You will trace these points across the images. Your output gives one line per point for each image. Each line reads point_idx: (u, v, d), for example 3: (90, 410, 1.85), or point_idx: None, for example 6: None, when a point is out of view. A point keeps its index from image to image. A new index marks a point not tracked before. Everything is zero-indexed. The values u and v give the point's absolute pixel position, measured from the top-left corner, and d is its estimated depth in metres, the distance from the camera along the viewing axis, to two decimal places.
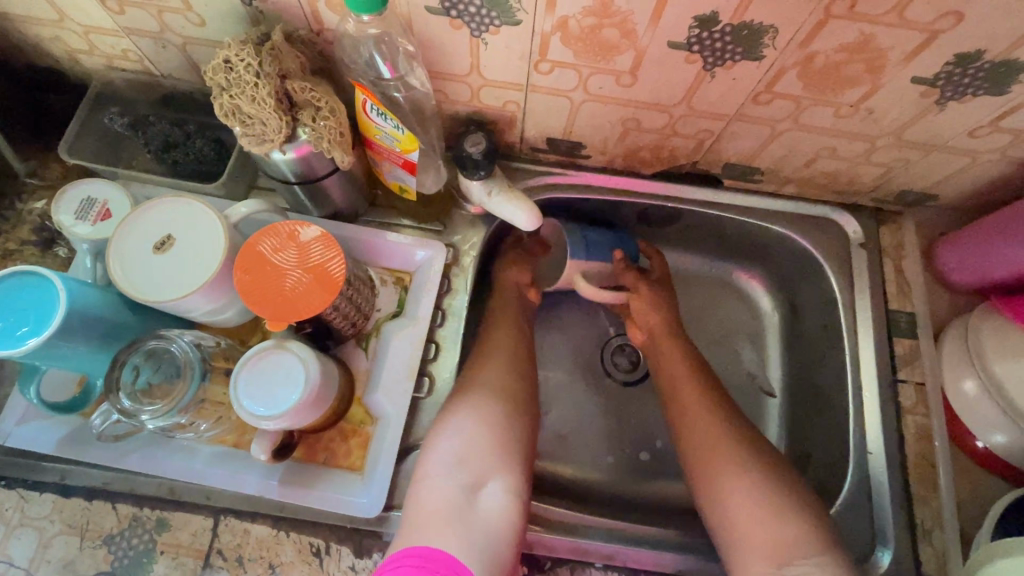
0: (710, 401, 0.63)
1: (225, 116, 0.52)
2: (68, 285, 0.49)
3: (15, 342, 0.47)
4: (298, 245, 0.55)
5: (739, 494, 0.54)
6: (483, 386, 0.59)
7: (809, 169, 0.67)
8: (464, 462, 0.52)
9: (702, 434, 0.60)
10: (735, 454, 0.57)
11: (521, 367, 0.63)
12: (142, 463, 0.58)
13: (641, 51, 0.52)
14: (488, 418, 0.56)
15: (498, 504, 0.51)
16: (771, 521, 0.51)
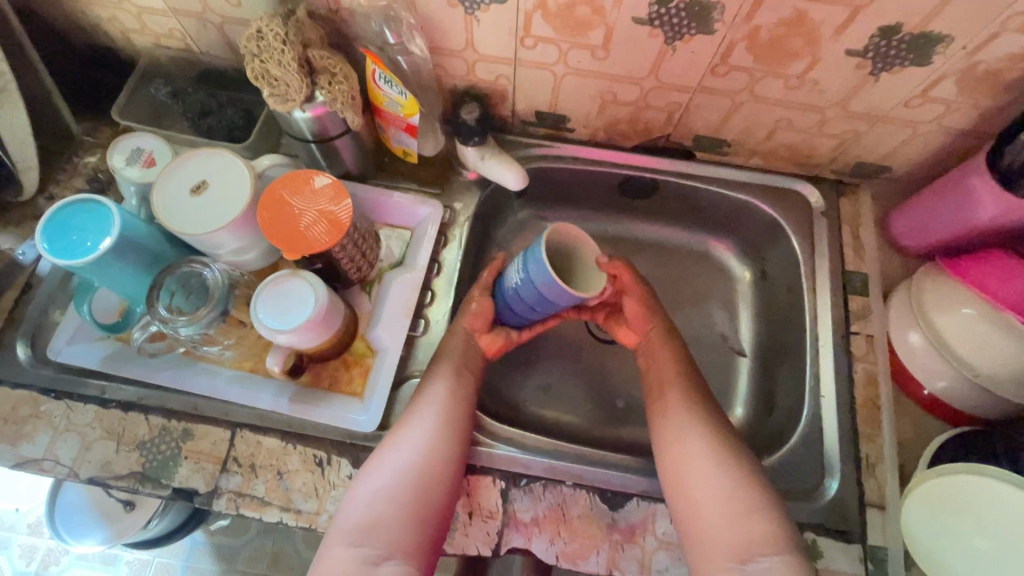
0: (696, 410, 0.64)
1: (256, 78, 0.61)
2: (122, 212, 0.58)
3: (76, 255, 0.56)
4: (313, 191, 0.65)
5: (710, 509, 0.57)
6: (401, 443, 0.60)
7: (770, 141, 0.75)
8: (370, 531, 0.55)
9: (681, 435, 0.62)
10: (711, 448, 0.60)
11: (456, 421, 0.63)
12: (175, 377, 0.67)
13: (610, 26, 0.60)
14: (403, 486, 0.57)
15: (398, 575, 0.54)
16: (739, 526, 0.55)
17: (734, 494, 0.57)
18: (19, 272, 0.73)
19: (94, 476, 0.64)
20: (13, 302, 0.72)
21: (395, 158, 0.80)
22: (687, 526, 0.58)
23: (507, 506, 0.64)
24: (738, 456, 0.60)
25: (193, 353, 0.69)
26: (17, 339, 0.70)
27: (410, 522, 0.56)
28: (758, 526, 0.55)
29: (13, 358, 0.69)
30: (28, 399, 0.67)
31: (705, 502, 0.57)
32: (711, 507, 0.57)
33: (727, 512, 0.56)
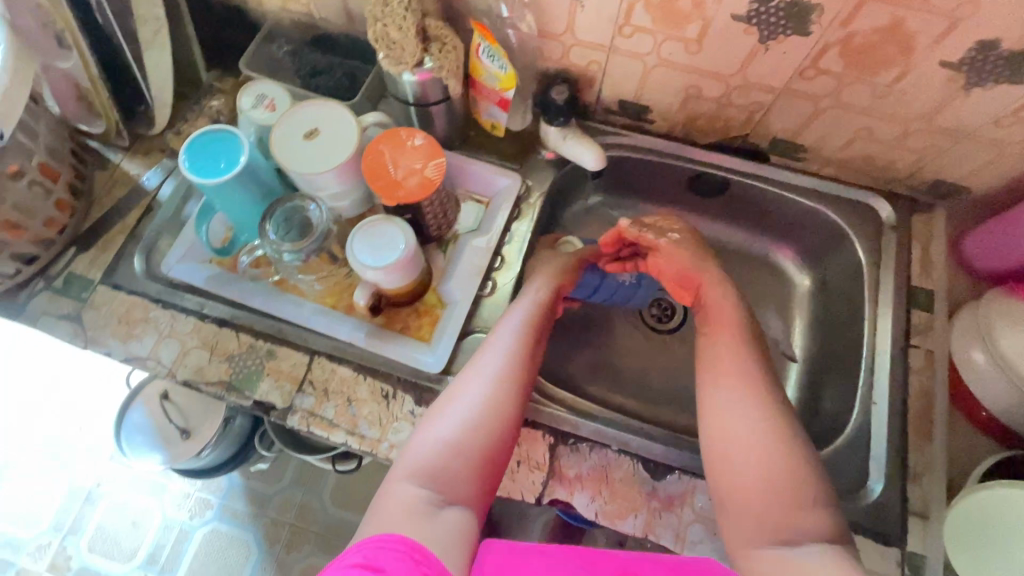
0: (751, 382, 0.60)
1: (375, 41, 0.68)
2: (249, 143, 0.65)
3: (212, 175, 0.63)
4: (410, 148, 0.70)
5: (749, 504, 0.54)
6: (470, 393, 0.60)
7: (848, 150, 0.76)
8: (434, 474, 0.54)
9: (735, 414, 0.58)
10: (765, 427, 0.57)
11: (519, 378, 0.62)
12: (267, 302, 0.75)
13: (708, 21, 0.64)
14: (466, 437, 0.57)
15: (461, 520, 0.52)
16: (789, 510, 0.53)
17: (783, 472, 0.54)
18: (142, 195, 0.82)
19: (188, 379, 0.72)
20: (134, 221, 0.81)
21: (480, 131, 0.86)
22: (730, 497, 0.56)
23: (554, 460, 0.67)
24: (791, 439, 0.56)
25: (284, 283, 0.76)
26: (135, 252, 0.79)
27: (469, 472, 0.55)
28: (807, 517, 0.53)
29: (130, 268, 0.78)
30: (139, 305, 0.76)
31: (755, 481, 0.54)
32: (759, 486, 0.54)
33: (783, 496, 0.53)
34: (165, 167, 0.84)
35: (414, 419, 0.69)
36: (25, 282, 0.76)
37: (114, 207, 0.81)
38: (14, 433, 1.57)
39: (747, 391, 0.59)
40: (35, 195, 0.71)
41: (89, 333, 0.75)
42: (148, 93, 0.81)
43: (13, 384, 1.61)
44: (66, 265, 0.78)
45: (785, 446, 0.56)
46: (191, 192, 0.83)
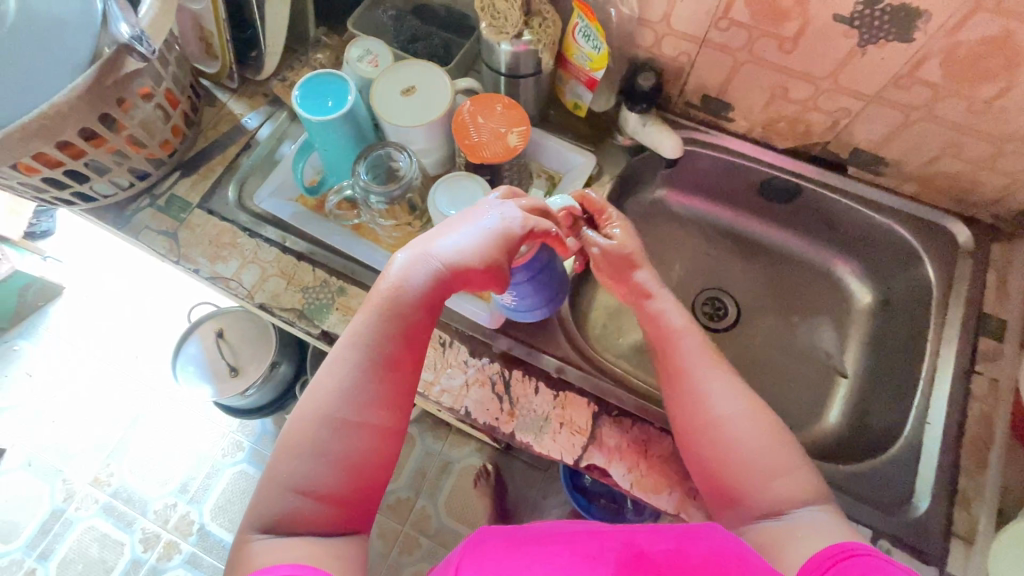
0: (717, 363, 0.65)
1: (480, 10, 0.72)
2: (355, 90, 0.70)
3: (321, 113, 0.68)
4: (495, 114, 0.73)
5: (744, 477, 0.59)
6: (337, 389, 0.58)
7: (932, 167, 0.76)
8: (312, 476, 0.55)
9: (712, 390, 0.63)
10: (746, 406, 0.62)
11: (384, 371, 0.59)
12: (344, 242, 0.79)
13: (808, 20, 0.65)
14: (343, 439, 0.57)
15: (344, 521, 0.56)
16: (779, 477, 0.58)
17: (775, 448, 0.60)
18: (242, 134, 0.89)
19: (264, 303, 0.77)
20: (232, 156, 0.88)
21: (559, 111, 0.89)
22: (724, 472, 0.60)
23: (596, 428, 0.69)
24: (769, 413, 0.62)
25: (362, 228, 0.81)
26: (229, 184, 0.85)
27: (354, 471, 0.57)
28: (789, 484, 0.58)
29: (224, 198, 0.85)
30: (228, 231, 0.82)
31: (752, 456, 0.59)
32: (754, 458, 0.59)
33: (771, 463, 0.59)
34: (265, 110, 0.91)
35: (467, 369, 0.73)
36: (133, 197, 0.84)
37: (217, 141, 0.88)
38: (81, 352, 1.70)
39: (717, 370, 0.64)
40: (156, 115, 0.77)
41: (182, 250, 0.81)
42: (262, 40, 0.88)
43: (86, 308, 1.74)
44: (169, 187, 0.85)
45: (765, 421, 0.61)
46: (286, 136, 0.90)
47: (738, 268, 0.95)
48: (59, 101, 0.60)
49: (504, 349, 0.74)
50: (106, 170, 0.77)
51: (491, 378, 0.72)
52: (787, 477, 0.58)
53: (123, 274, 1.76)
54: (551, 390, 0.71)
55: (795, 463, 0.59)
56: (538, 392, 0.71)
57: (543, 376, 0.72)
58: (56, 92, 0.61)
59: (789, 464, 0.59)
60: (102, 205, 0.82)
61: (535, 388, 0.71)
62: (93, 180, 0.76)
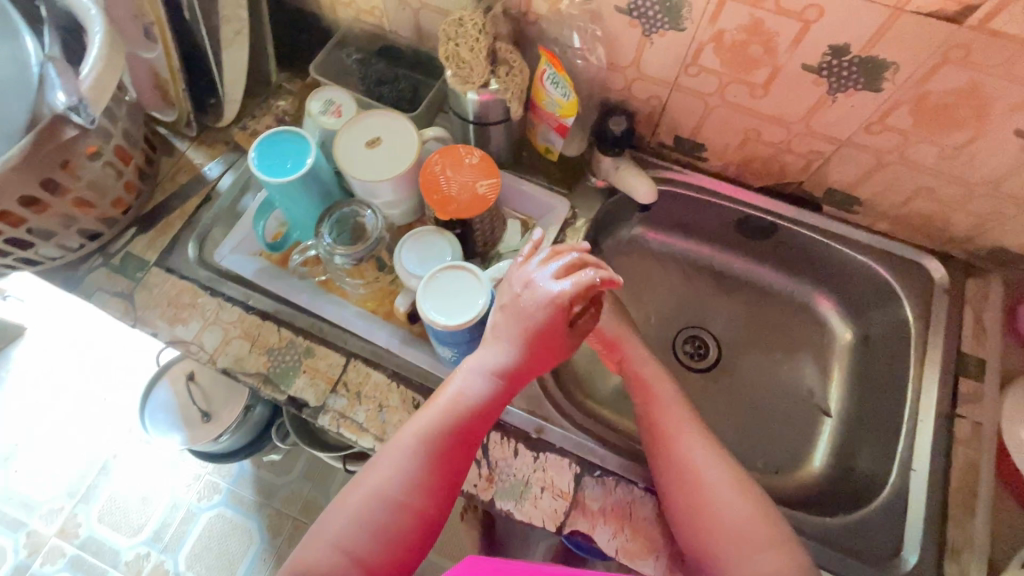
0: (699, 429, 0.65)
1: (445, 59, 0.69)
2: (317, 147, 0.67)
3: (281, 173, 0.65)
4: (464, 165, 0.71)
5: (737, 549, 0.57)
6: (397, 461, 0.57)
7: (906, 207, 0.75)
8: (349, 550, 0.53)
9: (696, 456, 0.62)
10: (728, 475, 0.61)
11: (448, 454, 0.57)
12: (311, 300, 0.76)
13: (777, 68, 0.64)
14: (392, 516, 0.55)
15: None
16: (769, 551, 0.57)
17: (761, 516, 0.59)
18: (202, 184, 0.85)
19: (227, 368, 0.74)
20: (192, 208, 0.84)
21: (532, 153, 0.87)
22: (713, 543, 0.58)
23: (578, 490, 0.67)
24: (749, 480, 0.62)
25: (330, 284, 0.78)
26: (188, 239, 0.82)
27: (392, 552, 0.54)
28: (774, 555, 0.56)
29: (183, 255, 0.81)
30: (187, 290, 0.78)
31: (739, 527, 0.58)
32: (742, 530, 0.58)
33: (758, 536, 0.58)
34: (227, 159, 0.87)
35: None
36: (84, 257, 0.79)
37: (176, 193, 0.85)
38: (44, 398, 1.62)
39: (703, 436, 0.64)
40: (106, 173, 0.73)
41: (139, 312, 0.77)
42: (220, 87, 0.84)
43: (49, 349, 1.67)
44: (124, 245, 0.81)
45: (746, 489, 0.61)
46: (249, 185, 0.86)
47: (717, 305, 0.93)
48: None
49: None
50: (53, 234, 0.72)
51: None
52: (773, 549, 0.57)
53: (88, 316, 1.69)
54: (531, 452, 0.69)
55: (784, 539, 0.58)
56: (517, 455, 0.68)
57: (522, 436, 0.70)
58: None
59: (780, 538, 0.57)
60: (51, 267, 0.78)
61: (514, 450, 0.69)
62: (39, 245, 0.72)
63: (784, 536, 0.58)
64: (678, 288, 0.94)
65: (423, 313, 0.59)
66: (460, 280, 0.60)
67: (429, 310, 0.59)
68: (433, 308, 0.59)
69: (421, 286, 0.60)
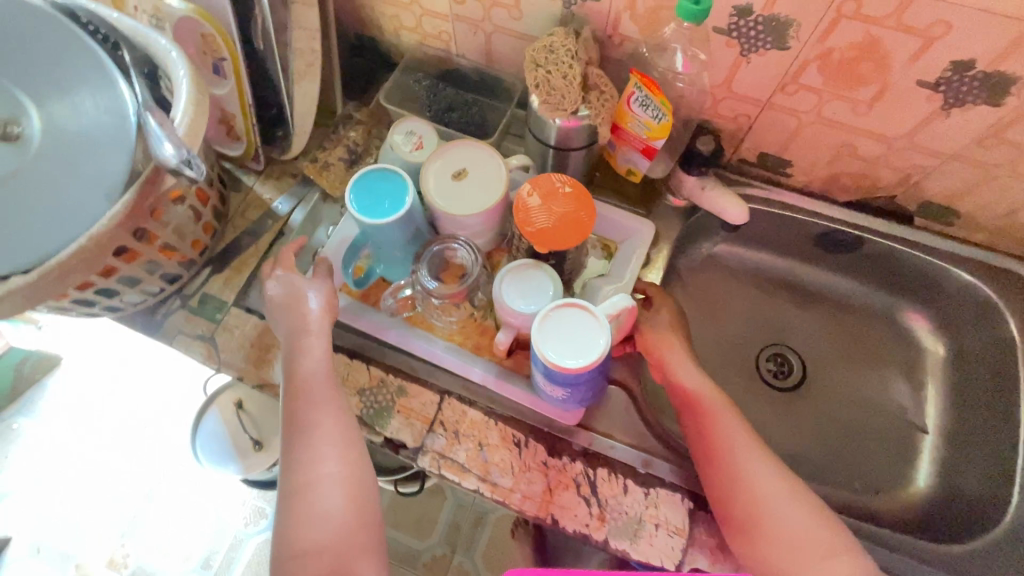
0: (752, 436, 0.62)
1: (535, 86, 0.67)
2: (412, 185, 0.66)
3: (381, 215, 0.64)
4: (558, 196, 0.67)
5: (790, 562, 0.56)
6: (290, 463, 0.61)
7: (1009, 218, 0.73)
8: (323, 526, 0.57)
9: (748, 467, 0.60)
10: (783, 487, 0.59)
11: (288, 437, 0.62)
12: (401, 337, 0.74)
13: (886, 85, 0.62)
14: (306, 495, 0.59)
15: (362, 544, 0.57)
16: (827, 565, 0.55)
17: (818, 529, 0.57)
18: (275, 220, 0.84)
19: None
20: (266, 245, 0.82)
21: (606, 174, 0.85)
22: (764, 556, 0.57)
23: (693, 527, 0.65)
24: (806, 491, 0.60)
25: (418, 318, 0.76)
26: (265, 278, 0.80)
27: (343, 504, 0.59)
28: (837, 567, 0.55)
29: (262, 294, 0.79)
30: (271, 331, 0.77)
31: (795, 539, 0.56)
32: (797, 543, 0.56)
33: (814, 549, 0.56)
34: (296, 193, 0.86)
35: (547, 470, 0.68)
36: (162, 299, 0.78)
37: (248, 229, 0.83)
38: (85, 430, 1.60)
39: (754, 444, 0.62)
40: (188, 217, 0.72)
41: (223, 355, 0.75)
42: (289, 120, 0.83)
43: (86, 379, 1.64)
44: (201, 286, 0.79)
45: (804, 501, 0.59)
46: (321, 219, 0.84)
47: (798, 321, 0.90)
48: (99, 231, 0.54)
49: (584, 445, 0.70)
50: (138, 281, 0.71)
51: (576, 479, 0.67)
52: (834, 558, 0.55)
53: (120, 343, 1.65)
54: (641, 489, 0.67)
55: (842, 556, 0.55)
56: (628, 492, 0.66)
57: (630, 472, 0.68)
58: (92, 220, 0.55)
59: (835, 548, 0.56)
60: (130, 312, 0.76)
61: (623, 486, 0.67)
62: (124, 292, 0.70)
63: (839, 551, 0.56)
64: (756, 304, 0.91)
65: (545, 356, 0.57)
66: (579, 320, 0.59)
67: (548, 351, 0.58)
68: (552, 349, 0.57)
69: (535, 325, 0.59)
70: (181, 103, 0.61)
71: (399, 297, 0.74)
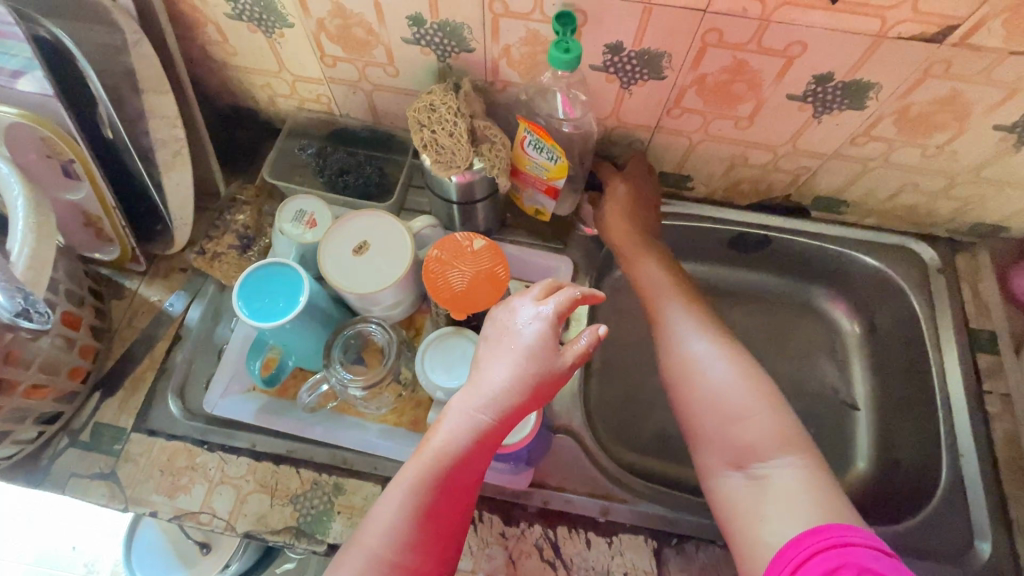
0: (699, 319, 0.66)
1: (423, 146, 0.65)
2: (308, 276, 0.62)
3: (277, 316, 0.60)
4: (469, 256, 0.65)
5: (716, 433, 0.58)
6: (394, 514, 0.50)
7: (892, 201, 0.78)
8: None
9: (679, 315, 0.67)
10: (720, 355, 0.62)
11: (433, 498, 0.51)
12: (329, 430, 0.69)
13: (761, 101, 0.64)
14: (391, 548, 0.49)
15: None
16: (751, 427, 0.57)
17: (749, 392, 0.59)
18: (168, 323, 0.76)
19: (250, 531, 0.65)
20: (163, 353, 0.75)
21: (517, 213, 0.83)
22: (695, 421, 0.60)
23: (662, 566, 0.64)
24: (750, 364, 0.61)
25: (344, 407, 0.72)
26: (167, 394, 0.72)
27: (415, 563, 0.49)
28: (760, 433, 0.56)
29: (165, 412, 0.71)
30: (182, 451, 0.69)
31: (719, 407, 0.59)
32: (724, 411, 0.59)
33: (738, 418, 0.58)
34: (189, 289, 0.78)
35: (507, 541, 0.64)
36: (45, 441, 0.68)
37: (139, 339, 0.75)
38: None
39: (697, 323, 0.65)
40: (57, 348, 0.63)
41: (128, 491, 0.67)
42: (165, 213, 0.75)
43: None
44: (91, 416, 0.70)
45: (749, 373, 0.60)
46: (223, 312, 0.78)
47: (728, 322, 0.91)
48: None
49: (540, 503, 0.67)
50: (6, 432, 0.61)
51: (537, 544, 0.64)
52: (761, 425, 0.57)
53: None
54: (604, 538, 0.65)
55: (769, 426, 0.57)
56: (591, 545, 0.65)
57: (590, 523, 0.66)
58: None
59: (762, 416, 0.57)
60: (8, 465, 0.66)
61: (586, 540, 0.65)
62: None
63: (769, 428, 0.56)
64: None
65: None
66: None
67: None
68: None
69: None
70: (17, 233, 0.53)
71: (319, 392, 0.67)
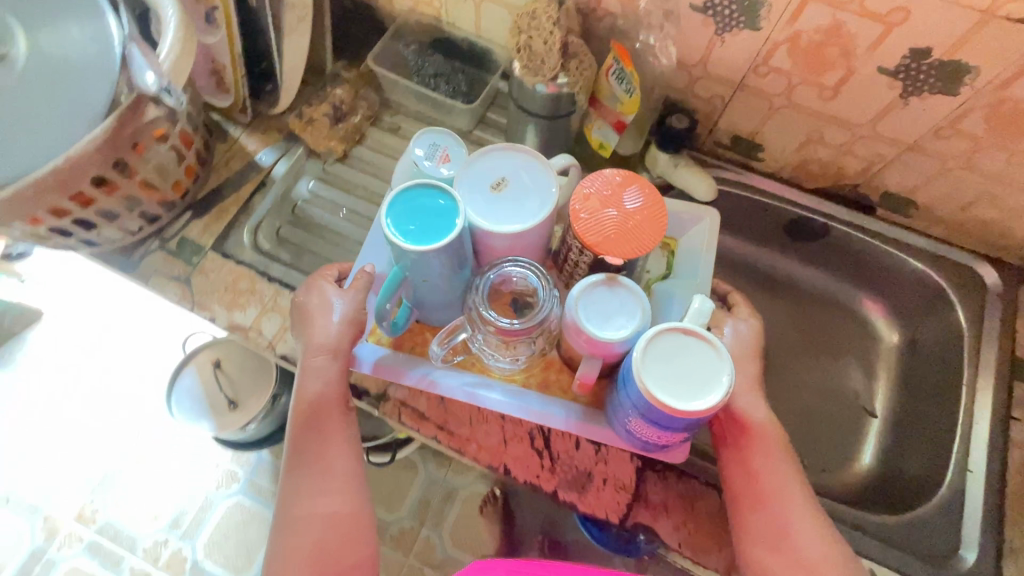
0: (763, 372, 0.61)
1: (517, 51, 0.70)
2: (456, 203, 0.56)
3: (429, 239, 0.54)
4: (621, 190, 0.57)
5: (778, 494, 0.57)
6: (305, 490, 0.59)
7: (963, 213, 0.77)
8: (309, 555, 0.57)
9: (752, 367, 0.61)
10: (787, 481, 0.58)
11: (325, 474, 0.60)
12: (465, 387, 0.64)
13: (851, 71, 0.65)
14: (307, 517, 0.58)
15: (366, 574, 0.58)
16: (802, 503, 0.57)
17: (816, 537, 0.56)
18: (257, 172, 0.86)
19: (288, 355, 0.74)
20: (248, 195, 0.84)
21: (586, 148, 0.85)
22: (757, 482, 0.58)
23: (641, 484, 0.67)
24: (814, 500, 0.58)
25: (473, 362, 0.67)
26: (243, 228, 0.82)
27: (351, 543, 0.58)
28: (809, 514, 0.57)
29: (238, 242, 0.81)
30: (246, 276, 0.78)
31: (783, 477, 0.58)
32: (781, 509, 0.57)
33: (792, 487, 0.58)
34: (279, 147, 0.88)
35: (504, 424, 0.70)
36: (141, 240, 0.79)
37: (231, 180, 0.85)
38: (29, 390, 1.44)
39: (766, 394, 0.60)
40: (170, 159, 0.73)
41: (196, 297, 0.77)
42: (278, 74, 0.84)
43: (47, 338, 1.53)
44: (180, 230, 0.81)
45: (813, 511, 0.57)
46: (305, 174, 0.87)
47: (763, 304, 0.92)
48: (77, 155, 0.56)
49: None
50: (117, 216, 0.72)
51: (530, 434, 0.69)
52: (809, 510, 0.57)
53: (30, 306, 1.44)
54: (593, 445, 0.68)
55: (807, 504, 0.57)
56: (580, 447, 0.68)
57: None
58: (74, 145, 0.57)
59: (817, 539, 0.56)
60: (109, 249, 0.78)
61: (576, 442, 0.69)
62: (101, 227, 0.72)
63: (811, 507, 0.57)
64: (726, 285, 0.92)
65: (697, 410, 0.49)
66: (694, 355, 0.52)
67: (689, 404, 0.49)
68: (693, 398, 0.50)
69: (650, 374, 0.51)
70: (167, 40, 0.62)
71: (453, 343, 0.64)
